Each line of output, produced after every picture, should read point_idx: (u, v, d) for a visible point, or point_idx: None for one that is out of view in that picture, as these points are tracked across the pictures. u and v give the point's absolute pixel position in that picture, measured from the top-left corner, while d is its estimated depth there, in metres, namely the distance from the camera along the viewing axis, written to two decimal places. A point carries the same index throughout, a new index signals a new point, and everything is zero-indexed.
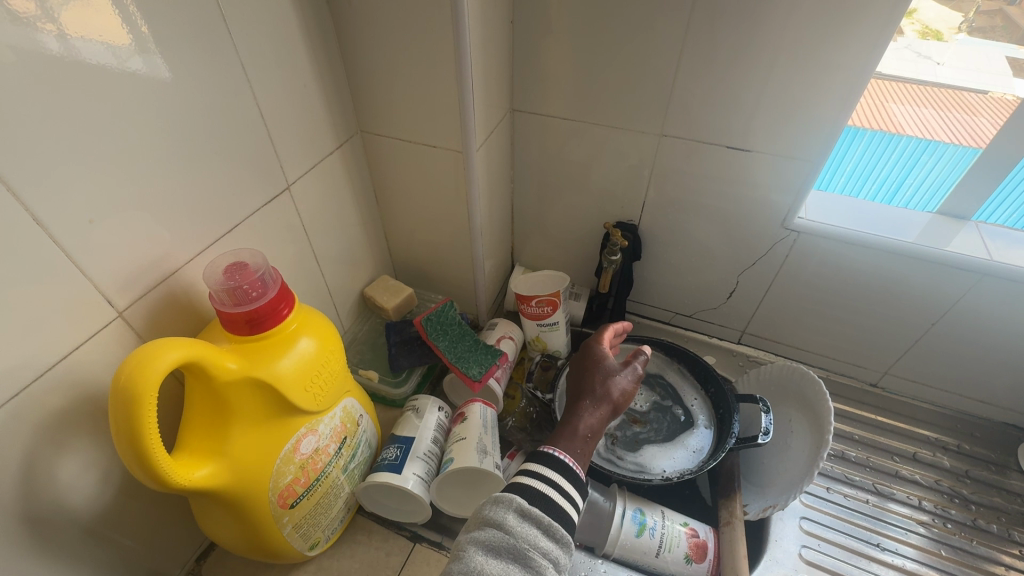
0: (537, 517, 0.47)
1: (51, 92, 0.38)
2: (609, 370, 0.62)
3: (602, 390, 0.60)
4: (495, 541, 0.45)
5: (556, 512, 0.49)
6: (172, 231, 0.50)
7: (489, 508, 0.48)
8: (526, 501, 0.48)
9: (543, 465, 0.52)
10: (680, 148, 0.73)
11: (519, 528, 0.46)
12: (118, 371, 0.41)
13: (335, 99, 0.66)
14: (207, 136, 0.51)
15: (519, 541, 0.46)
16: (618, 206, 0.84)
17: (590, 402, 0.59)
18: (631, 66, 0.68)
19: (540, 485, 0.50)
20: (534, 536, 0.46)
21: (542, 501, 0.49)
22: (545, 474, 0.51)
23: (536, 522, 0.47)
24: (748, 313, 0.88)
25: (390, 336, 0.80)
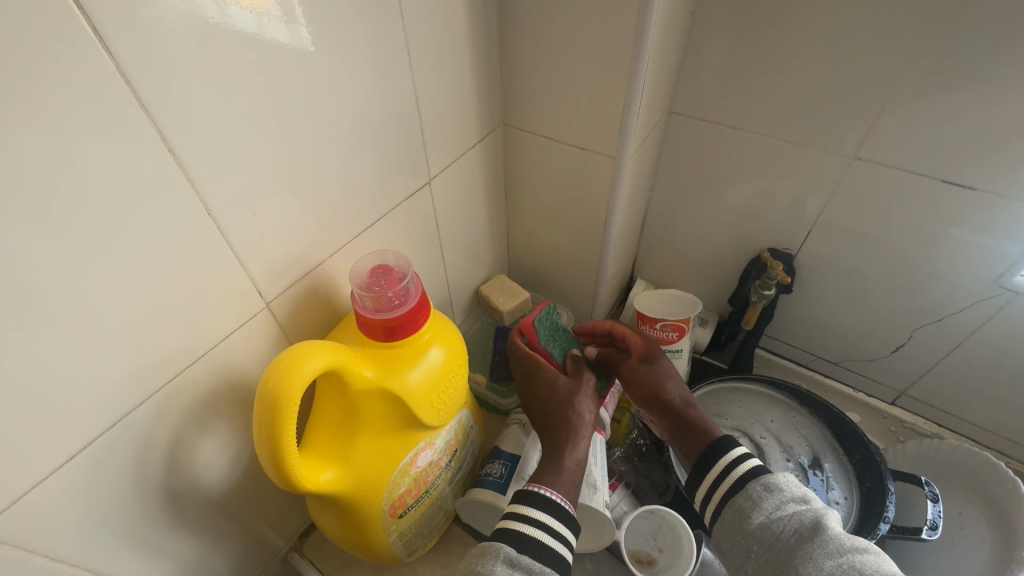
0: (527, 564, 0.46)
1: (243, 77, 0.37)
2: (570, 393, 0.61)
3: (576, 417, 0.59)
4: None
5: (551, 555, 0.48)
6: (323, 222, 0.48)
7: (477, 562, 0.47)
8: (514, 549, 0.47)
9: (527, 506, 0.51)
10: (875, 175, 0.61)
11: None
12: (266, 372, 0.39)
13: (486, 89, 0.62)
14: (365, 126, 0.48)
15: None
16: (774, 232, 0.73)
17: (568, 433, 0.58)
18: (833, 73, 0.57)
19: (530, 530, 0.49)
20: None
21: (535, 551, 0.48)
22: (532, 517, 0.50)
23: (526, 570, 0.46)
24: (915, 374, 0.74)
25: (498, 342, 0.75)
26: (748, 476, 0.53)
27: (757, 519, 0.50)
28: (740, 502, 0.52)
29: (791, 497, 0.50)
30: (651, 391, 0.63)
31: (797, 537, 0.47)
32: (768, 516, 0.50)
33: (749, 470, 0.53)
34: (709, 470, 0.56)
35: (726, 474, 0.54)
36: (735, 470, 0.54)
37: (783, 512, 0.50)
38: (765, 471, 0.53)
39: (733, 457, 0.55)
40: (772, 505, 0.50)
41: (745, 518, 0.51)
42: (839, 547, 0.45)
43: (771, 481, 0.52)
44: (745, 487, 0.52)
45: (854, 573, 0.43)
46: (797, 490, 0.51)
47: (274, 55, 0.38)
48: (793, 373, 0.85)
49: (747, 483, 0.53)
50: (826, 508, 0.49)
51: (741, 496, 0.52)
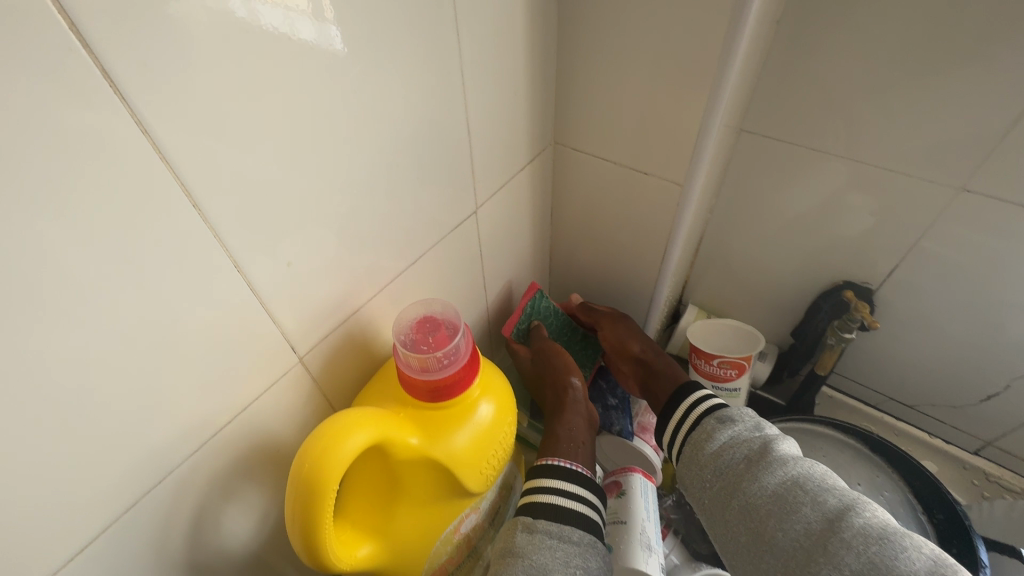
0: (547, 525, 0.48)
1: (284, 114, 0.32)
2: (559, 377, 0.64)
3: (569, 398, 0.62)
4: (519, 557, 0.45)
5: (577, 519, 0.49)
6: (364, 263, 0.43)
7: (504, 538, 0.48)
8: (531, 517, 0.49)
9: (547, 478, 0.52)
10: (984, 209, 0.54)
11: (534, 540, 0.46)
12: (300, 451, 0.34)
13: (540, 107, 0.56)
14: (411, 156, 0.43)
15: (538, 553, 0.45)
16: (852, 264, 0.66)
17: (564, 414, 0.61)
18: (945, 92, 0.49)
19: (550, 498, 0.50)
20: (552, 543, 0.46)
21: (557, 514, 0.49)
22: (551, 488, 0.51)
23: (549, 531, 0.47)
24: (1007, 425, 0.67)
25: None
26: (703, 413, 0.54)
27: (710, 447, 0.50)
28: (698, 434, 0.53)
29: (745, 425, 0.50)
30: (636, 354, 0.68)
31: (747, 462, 0.47)
32: (721, 443, 0.50)
33: (709, 407, 0.54)
34: (674, 411, 0.57)
35: (686, 413, 0.55)
36: (694, 409, 0.55)
37: (739, 444, 0.48)
38: (723, 406, 0.53)
39: (697, 392, 0.56)
40: (727, 434, 0.50)
41: (703, 447, 0.51)
42: (783, 463, 0.45)
43: (725, 412, 0.52)
44: (702, 423, 0.53)
45: (800, 492, 0.43)
46: (751, 419, 0.51)
47: (318, 88, 0.33)
48: (860, 413, 0.78)
49: (703, 420, 0.53)
50: (781, 437, 0.48)
51: (700, 429, 0.52)
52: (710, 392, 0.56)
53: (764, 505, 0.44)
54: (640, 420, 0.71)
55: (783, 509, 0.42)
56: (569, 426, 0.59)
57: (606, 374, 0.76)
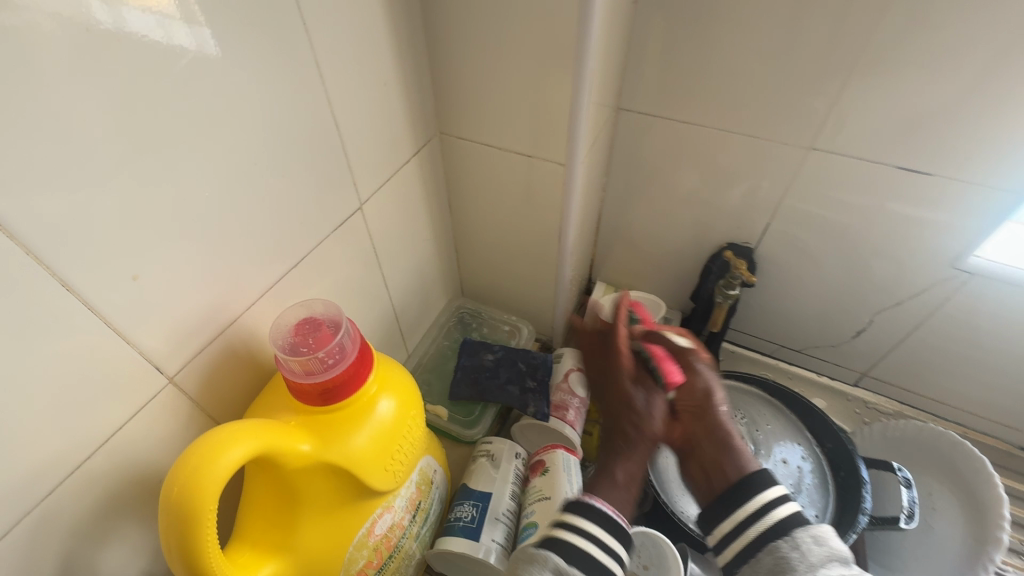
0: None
1: (106, 113, 0.29)
2: (624, 389, 0.51)
3: (633, 429, 0.49)
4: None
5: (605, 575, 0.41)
6: (236, 269, 0.41)
7: (523, 568, 0.41)
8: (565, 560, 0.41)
9: (582, 517, 0.43)
10: (829, 164, 0.60)
11: None
12: (171, 470, 0.32)
13: (417, 97, 0.56)
14: (273, 153, 0.41)
15: None
16: (732, 226, 0.71)
17: (624, 444, 0.49)
18: (781, 62, 0.55)
19: (581, 542, 0.41)
20: None
21: (590, 563, 0.41)
22: (585, 529, 0.42)
23: None
24: (876, 356, 0.74)
25: (461, 359, 0.72)
26: (782, 526, 0.42)
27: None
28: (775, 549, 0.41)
29: (836, 557, 0.40)
30: (692, 392, 0.51)
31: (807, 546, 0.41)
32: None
33: (786, 515, 0.42)
34: (738, 508, 0.44)
35: (751, 520, 0.43)
36: (772, 513, 0.42)
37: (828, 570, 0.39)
38: (806, 518, 0.43)
39: (768, 500, 0.43)
40: (819, 560, 0.40)
41: (792, 573, 0.40)
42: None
43: (819, 528, 0.42)
44: (791, 535, 0.42)
45: None
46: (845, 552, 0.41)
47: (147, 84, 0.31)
48: (758, 364, 0.84)
49: (776, 513, 0.43)
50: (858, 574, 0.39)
51: (785, 543, 0.41)
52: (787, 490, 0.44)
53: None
54: (555, 399, 0.69)
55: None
56: (630, 467, 0.47)
57: (527, 355, 0.73)
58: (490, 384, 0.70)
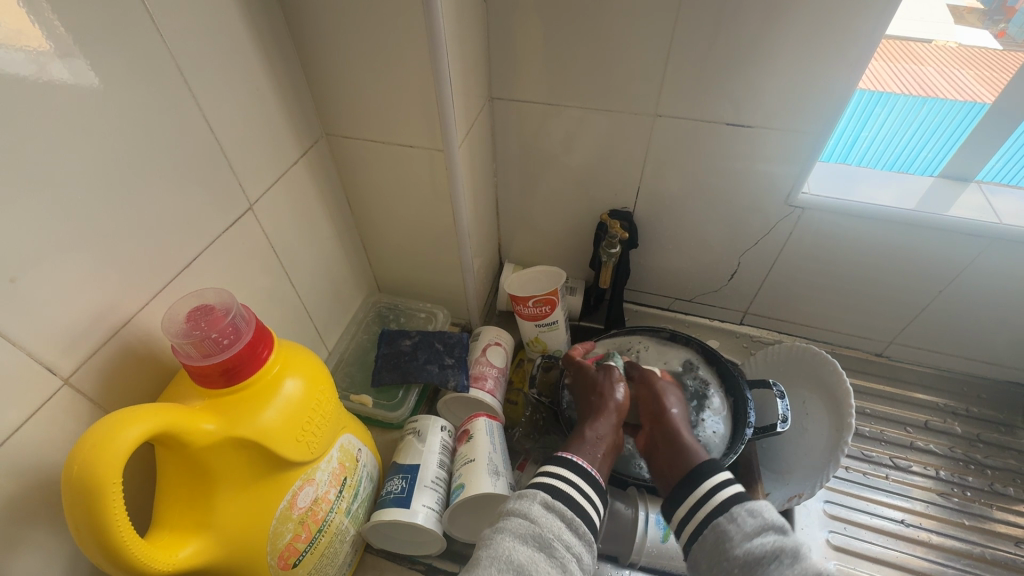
0: (561, 510, 0.53)
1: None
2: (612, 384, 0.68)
3: (606, 403, 0.66)
4: (522, 527, 0.50)
5: (573, 503, 0.54)
6: (124, 272, 0.43)
7: (516, 503, 0.53)
8: (550, 496, 0.54)
9: (560, 465, 0.57)
10: (674, 128, 0.69)
11: (543, 518, 0.51)
12: (72, 453, 0.34)
13: (294, 101, 0.60)
14: (149, 158, 0.44)
15: (544, 530, 0.50)
16: (611, 194, 0.79)
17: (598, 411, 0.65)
18: (616, 43, 0.63)
19: (559, 483, 0.55)
20: (558, 528, 0.51)
21: (566, 499, 0.54)
22: (557, 471, 0.56)
23: (559, 514, 0.52)
24: (750, 293, 0.85)
25: (380, 348, 0.76)
26: (721, 504, 0.54)
27: (740, 545, 0.51)
28: (717, 528, 0.53)
29: (765, 524, 0.52)
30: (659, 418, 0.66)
31: (756, 533, 0.51)
32: (749, 542, 0.51)
33: (729, 496, 0.55)
34: (687, 498, 0.57)
35: (697, 505, 0.56)
36: (714, 497, 0.55)
37: (761, 535, 0.51)
38: (746, 496, 0.55)
39: (712, 485, 0.56)
40: (753, 528, 0.52)
41: (729, 540, 0.52)
42: (807, 571, 0.47)
43: (754, 506, 0.53)
44: (729, 510, 0.54)
45: (751, 551, 0.50)
46: (774, 520, 0.52)
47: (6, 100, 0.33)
48: (658, 318, 0.93)
49: (730, 507, 0.54)
50: (782, 529, 0.51)
51: (724, 518, 0.53)
52: (719, 482, 0.56)
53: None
54: (472, 371, 0.74)
55: None
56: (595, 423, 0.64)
57: (443, 336, 0.78)
58: (410, 365, 0.74)
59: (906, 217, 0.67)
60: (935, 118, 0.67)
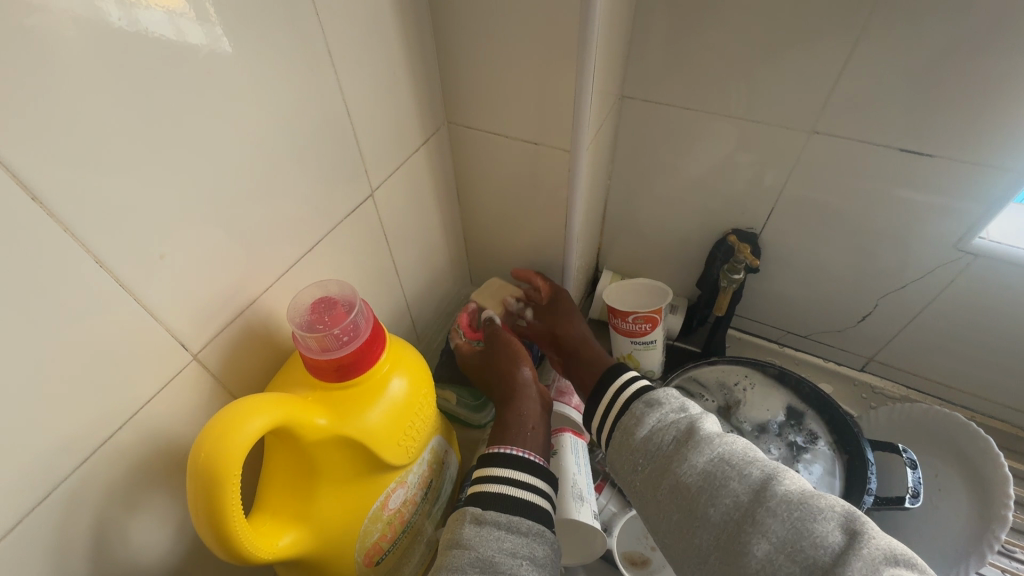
0: (495, 518, 0.46)
1: (134, 102, 0.31)
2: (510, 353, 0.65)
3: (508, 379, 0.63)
4: (457, 559, 0.43)
5: (526, 510, 0.48)
6: (253, 253, 0.43)
7: (450, 530, 0.46)
8: (480, 508, 0.47)
9: (493, 466, 0.51)
10: (830, 148, 0.60)
11: (476, 536, 0.44)
12: (198, 437, 0.34)
13: (424, 87, 0.57)
14: (287, 140, 0.43)
15: (480, 548, 0.43)
16: (737, 213, 0.72)
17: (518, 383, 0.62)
18: (779, 46, 0.55)
19: (495, 488, 0.49)
20: (496, 539, 0.44)
21: (501, 505, 0.47)
22: (495, 475, 0.50)
23: (494, 524, 0.46)
24: (882, 340, 0.75)
25: (449, 346, 0.74)
26: (635, 393, 0.51)
27: (640, 433, 0.47)
28: (628, 418, 0.49)
29: (674, 407, 0.48)
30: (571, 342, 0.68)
31: (675, 443, 0.44)
32: (653, 426, 0.47)
33: (636, 390, 0.52)
34: (604, 395, 0.54)
35: (618, 394, 0.53)
36: (623, 393, 0.52)
37: (659, 418, 0.47)
38: (650, 391, 0.51)
39: (620, 383, 0.53)
40: (652, 415, 0.48)
41: (634, 429, 0.48)
42: (708, 441, 0.43)
43: (654, 397, 0.49)
44: (632, 407, 0.50)
45: (670, 444, 0.44)
46: (678, 403, 0.48)
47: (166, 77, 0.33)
48: (765, 350, 0.86)
49: (633, 404, 0.50)
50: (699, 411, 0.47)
51: (633, 412, 0.49)
52: (633, 373, 0.55)
53: (684, 484, 0.41)
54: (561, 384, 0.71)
55: (702, 470, 0.41)
56: (517, 412, 0.59)
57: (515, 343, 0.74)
58: None
59: None
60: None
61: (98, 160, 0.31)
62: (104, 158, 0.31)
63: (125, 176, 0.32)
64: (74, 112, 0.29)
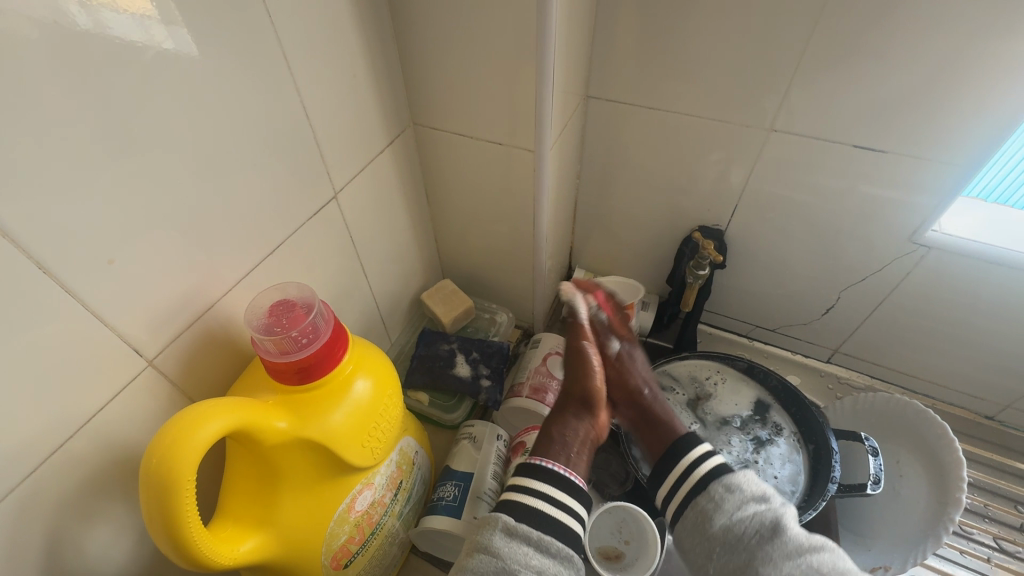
0: (526, 532, 0.43)
1: (83, 108, 0.31)
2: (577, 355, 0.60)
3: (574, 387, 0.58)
4: (484, 567, 0.41)
5: (561, 530, 0.44)
6: (211, 257, 0.42)
7: (476, 534, 0.44)
8: (514, 518, 0.44)
9: (532, 478, 0.47)
10: (788, 145, 0.62)
11: (506, 549, 0.42)
12: (151, 444, 0.34)
13: (387, 88, 0.57)
14: (244, 143, 0.43)
15: (506, 562, 0.41)
16: (702, 210, 0.73)
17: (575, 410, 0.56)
18: (736, 46, 0.57)
19: (531, 500, 0.45)
20: (525, 555, 0.42)
21: (539, 521, 0.44)
22: (533, 488, 0.46)
23: (525, 539, 0.43)
24: (845, 332, 0.77)
25: (418, 348, 0.73)
26: (710, 475, 0.46)
27: (720, 522, 0.44)
28: (704, 503, 0.45)
29: (752, 495, 0.44)
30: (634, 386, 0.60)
31: (760, 537, 0.41)
32: (730, 518, 0.43)
33: (711, 468, 0.47)
34: (671, 470, 0.49)
35: (689, 470, 0.48)
36: (698, 468, 0.47)
37: (741, 511, 0.43)
38: (726, 469, 0.47)
39: (695, 457, 0.48)
40: (732, 503, 0.44)
41: (709, 520, 0.44)
42: (797, 548, 0.40)
43: (732, 478, 0.45)
44: (707, 489, 0.46)
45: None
46: (756, 488, 0.45)
47: (114, 81, 0.32)
48: (735, 344, 0.87)
49: (708, 485, 0.46)
50: (783, 500, 0.44)
51: (702, 497, 0.45)
52: (710, 447, 0.49)
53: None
54: (533, 382, 0.71)
55: None
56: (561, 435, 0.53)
57: (483, 343, 0.74)
58: (445, 372, 0.71)
59: None
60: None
61: (42, 165, 0.30)
62: (48, 163, 0.30)
63: (72, 181, 0.32)
64: (15, 117, 0.28)
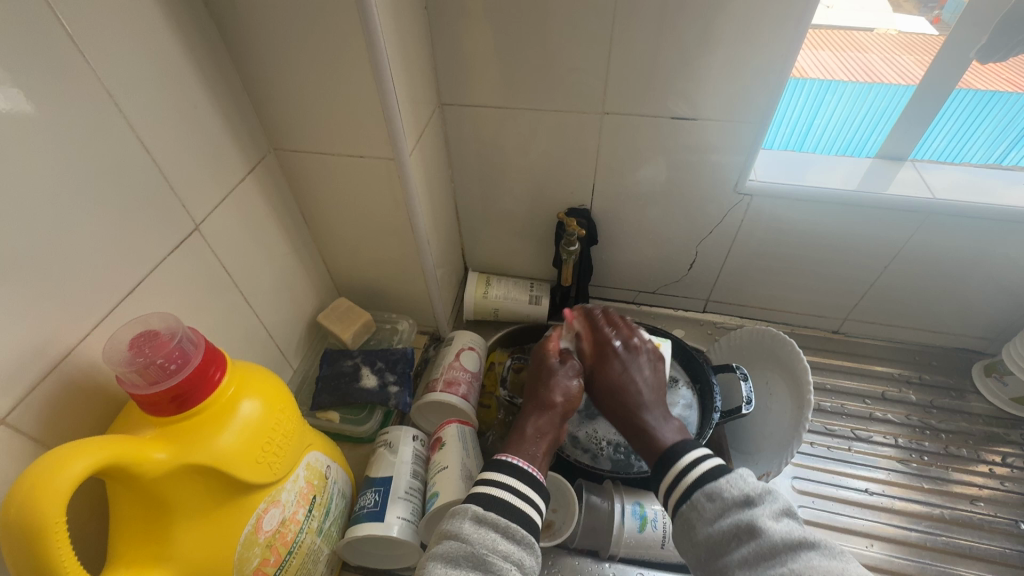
0: (495, 520, 0.50)
1: None
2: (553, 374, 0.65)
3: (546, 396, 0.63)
4: (453, 550, 0.47)
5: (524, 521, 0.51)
6: (58, 304, 0.41)
7: (447, 522, 0.50)
8: (482, 507, 0.51)
9: (499, 472, 0.54)
10: (622, 124, 0.70)
11: (474, 534, 0.48)
12: (10, 494, 0.33)
13: (236, 117, 0.58)
14: (79, 184, 0.42)
15: (476, 546, 0.47)
16: (567, 192, 0.80)
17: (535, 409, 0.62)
18: (557, 44, 0.64)
19: (499, 493, 0.52)
20: (491, 541, 0.48)
21: (505, 509, 0.51)
22: (499, 481, 0.53)
23: (492, 525, 0.49)
24: (710, 281, 0.87)
25: (321, 369, 0.74)
26: (695, 484, 0.50)
27: (704, 529, 0.48)
28: (688, 511, 0.50)
29: (734, 499, 0.48)
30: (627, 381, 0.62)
31: (738, 542, 0.46)
32: (715, 526, 0.47)
33: (695, 477, 0.51)
34: (662, 480, 0.53)
35: (678, 478, 0.52)
36: (684, 477, 0.51)
37: (723, 517, 0.48)
38: (710, 472, 0.50)
39: (680, 469, 0.52)
40: (714, 512, 0.48)
41: (694, 529, 0.49)
42: (777, 549, 0.43)
43: (712, 487, 0.49)
44: (691, 497, 0.50)
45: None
46: (740, 493, 0.48)
47: None
48: (625, 311, 0.95)
49: (692, 493, 0.50)
50: (769, 500, 0.47)
51: (687, 506, 0.50)
52: (696, 456, 0.52)
53: None
54: (444, 377, 0.74)
55: None
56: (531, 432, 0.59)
57: (386, 352, 0.76)
58: (351, 386, 0.72)
59: (851, 198, 0.69)
60: (884, 101, 0.70)
61: None
62: None
63: None
64: None
